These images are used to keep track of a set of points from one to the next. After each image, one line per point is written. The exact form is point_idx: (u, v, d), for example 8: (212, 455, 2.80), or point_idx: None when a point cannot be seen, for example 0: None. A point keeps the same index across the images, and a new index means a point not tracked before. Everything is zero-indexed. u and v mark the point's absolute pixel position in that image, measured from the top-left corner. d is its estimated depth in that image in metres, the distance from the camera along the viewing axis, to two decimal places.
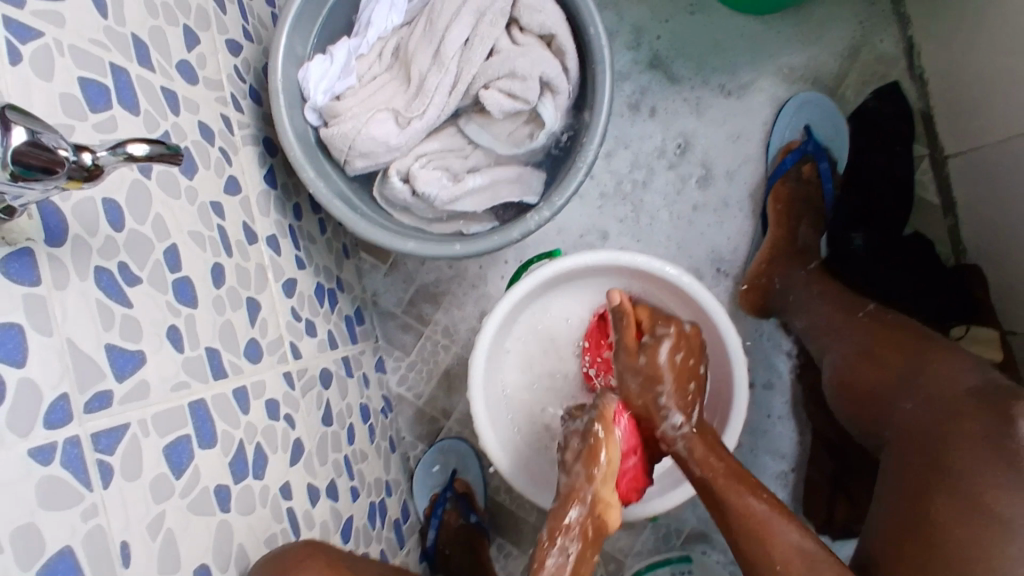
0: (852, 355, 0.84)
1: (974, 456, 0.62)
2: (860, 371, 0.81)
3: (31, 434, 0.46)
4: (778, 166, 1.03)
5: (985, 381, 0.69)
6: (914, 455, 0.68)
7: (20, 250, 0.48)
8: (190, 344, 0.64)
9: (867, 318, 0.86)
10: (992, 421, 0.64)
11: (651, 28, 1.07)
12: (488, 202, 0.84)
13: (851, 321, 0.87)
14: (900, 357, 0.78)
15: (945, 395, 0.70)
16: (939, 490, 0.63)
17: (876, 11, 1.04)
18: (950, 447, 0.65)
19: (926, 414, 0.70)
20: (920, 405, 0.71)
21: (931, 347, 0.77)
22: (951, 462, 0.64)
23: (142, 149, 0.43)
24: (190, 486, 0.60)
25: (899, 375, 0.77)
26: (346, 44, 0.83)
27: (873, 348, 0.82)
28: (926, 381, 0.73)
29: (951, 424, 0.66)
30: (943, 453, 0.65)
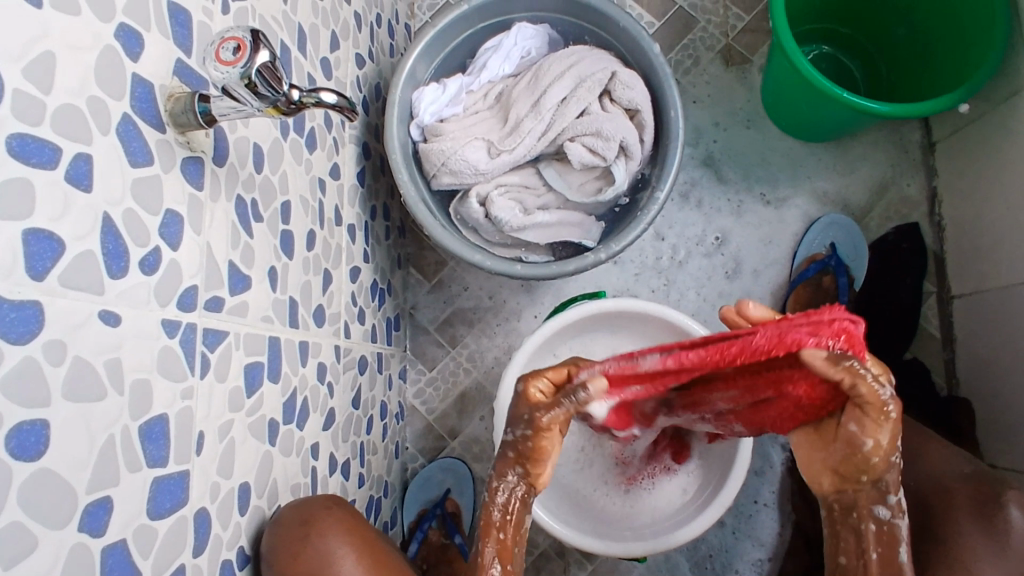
0: None
1: (964, 531, 0.75)
2: None
3: (168, 306, 0.52)
4: (801, 273, 1.13)
5: (975, 468, 0.81)
6: (911, 521, 0.81)
7: (196, 157, 0.56)
8: (281, 287, 0.72)
9: None
10: (980, 502, 0.77)
11: (711, 132, 1.20)
12: (550, 238, 0.94)
13: None
14: (899, 443, 0.90)
15: (939, 479, 0.82)
16: (931, 545, 0.76)
17: (908, 160, 1.18)
18: (942, 517, 0.78)
19: (920, 487, 0.83)
20: (919, 482, 0.84)
21: (929, 439, 0.88)
22: (942, 533, 0.77)
23: (331, 98, 0.53)
24: (255, 408, 0.65)
25: (899, 454, 0.89)
26: (460, 79, 0.96)
27: None
28: (926, 464, 0.85)
29: (947, 496, 0.80)
30: (937, 523, 0.78)
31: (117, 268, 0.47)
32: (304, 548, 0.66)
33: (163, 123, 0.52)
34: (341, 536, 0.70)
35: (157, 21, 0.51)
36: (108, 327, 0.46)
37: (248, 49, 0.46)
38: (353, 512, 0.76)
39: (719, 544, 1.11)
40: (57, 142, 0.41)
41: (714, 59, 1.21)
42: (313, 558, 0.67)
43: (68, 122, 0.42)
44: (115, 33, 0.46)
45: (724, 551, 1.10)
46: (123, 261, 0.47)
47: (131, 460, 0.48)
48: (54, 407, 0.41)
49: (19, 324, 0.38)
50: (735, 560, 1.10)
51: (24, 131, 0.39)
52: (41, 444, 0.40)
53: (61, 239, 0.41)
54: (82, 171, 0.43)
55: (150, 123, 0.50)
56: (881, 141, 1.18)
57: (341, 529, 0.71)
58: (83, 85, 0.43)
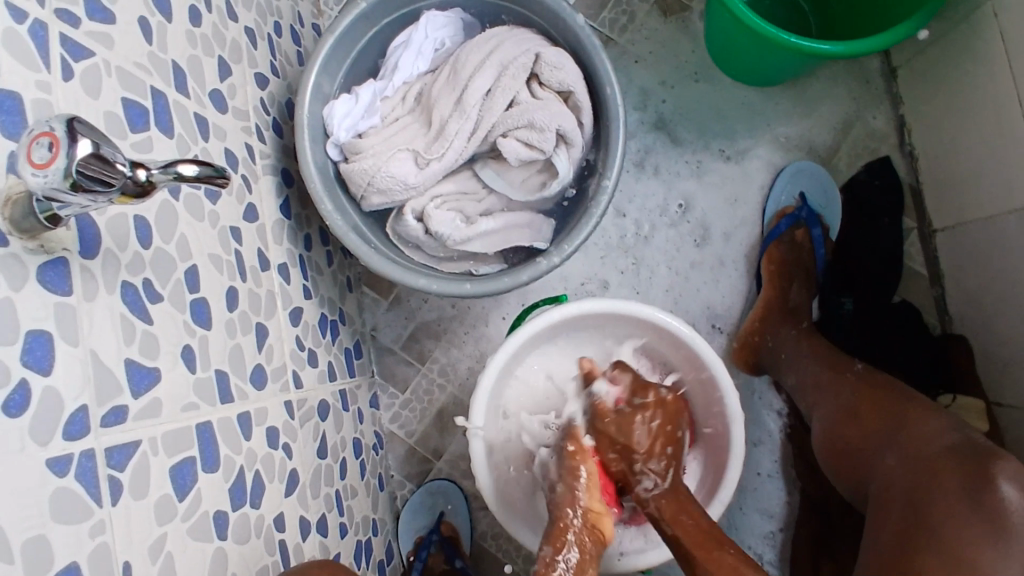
0: (840, 413, 0.86)
1: (958, 518, 0.66)
2: (847, 427, 0.85)
3: (50, 443, 0.45)
4: (772, 230, 1.06)
5: (965, 439, 0.73)
6: (899, 510, 0.72)
7: (56, 259, 0.48)
8: (202, 365, 0.64)
9: (856, 378, 0.88)
10: (968, 481, 0.68)
11: (658, 92, 1.11)
12: (499, 245, 0.86)
13: (840, 379, 0.90)
14: (881, 416, 0.82)
15: (926, 457, 0.73)
16: (922, 540, 0.67)
17: (870, 90, 1.10)
18: (931, 504, 0.69)
19: (907, 468, 0.74)
20: (904, 463, 0.75)
21: (915, 407, 0.80)
22: (933, 523, 0.68)
23: (191, 169, 0.44)
24: (192, 509, 0.59)
25: (883, 430, 0.81)
26: (372, 86, 0.86)
27: (858, 406, 0.85)
28: (910, 440, 0.76)
29: (936, 478, 0.71)
30: (927, 509, 0.69)
31: None
32: None
33: (3, 234, 0.44)
34: None
35: None
36: None
37: (63, 141, 0.38)
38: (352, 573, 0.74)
39: (728, 522, 1.07)
40: None
41: (650, 11, 1.11)
42: None
43: None
44: None
45: (734, 528, 1.06)
46: None
47: None
48: None
49: None
50: (746, 535, 1.06)
51: None
52: None
53: None
54: None
55: None
56: (839, 73, 1.10)
57: None
58: None
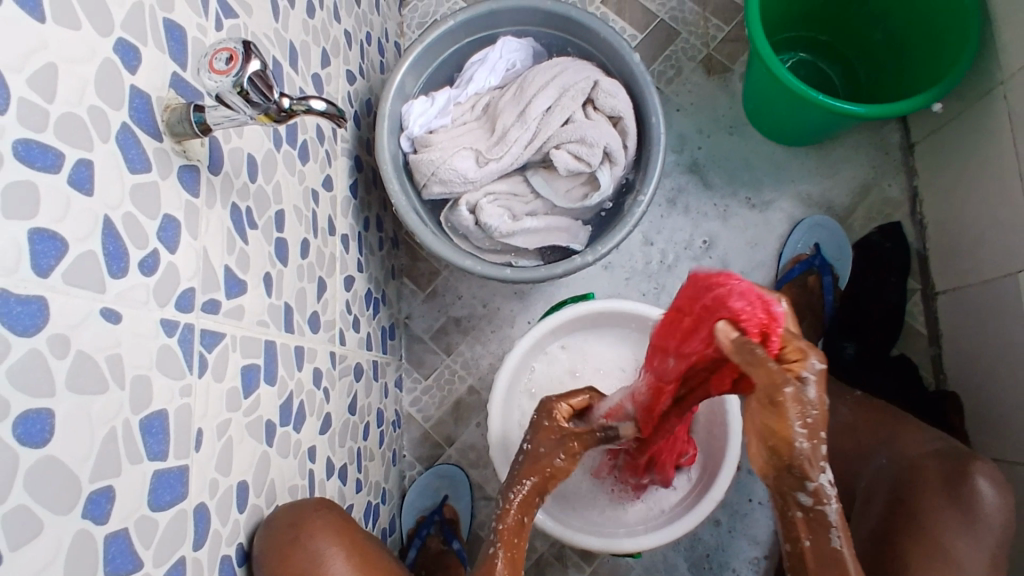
0: (837, 427, 0.96)
1: (936, 509, 0.78)
2: (844, 437, 0.95)
3: (166, 306, 0.54)
4: (787, 273, 1.16)
5: (945, 445, 0.85)
6: (884, 501, 0.84)
7: (192, 167, 0.59)
8: (276, 293, 0.74)
9: (857, 399, 0.97)
10: (950, 478, 0.80)
11: (695, 139, 1.23)
12: (539, 243, 0.96)
13: (841, 400, 0.98)
14: (876, 428, 0.92)
15: (911, 459, 0.85)
16: (908, 529, 0.78)
17: (888, 161, 1.21)
18: (916, 496, 0.81)
19: (893, 467, 0.86)
20: (892, 464, 0.87)
21: (903, 422, 0.90)
22: (917, 512, 0.79)
23: (320, 105, 0.56)
24: (252, 409, 0.67)
25: (873, 441, 0.91)
26: (448, 92, 0.99)
27: (854, 422, 0.95)
28: (899, 447, 0.88)
29: (916, 475, 0.82)
30: (912, 500, 0.81)
31: (117, 268, 0.49)
32: (292, 552, 0.66)
33: (160, 132, 0.54)
34: (328, 540, 0.71)
35: (153, 36, 0.54)
36: (108, 324, 0.47)
37: (240, 58, 0.49)
38: (340, 511, 0.77)
39: (715, 544, 1.11)
40: (59, 148, 0.44)
41: (695, 69, 1.25)
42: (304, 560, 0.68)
43: (69, 129, 0.45)
44: (114, 48, 0.49)
45: (721, 551, 1.11)
46: (123, 262, 0.49)
47: (132, 452, 0.49)
48: (58, 397, 0.43)
49: (24, 317, 0.40)
50: (732, 559, 1.11)
51: (27, 136, 0.41)
52: (46, 433, 0.42)
53: (63, 238, 0.44)
54: (83, 175, 0.46)
55: (147, 131, 0.53)
56: (862, 143, 1.21)
57: (330, 532, 0.72)
58: (83, 94, 0.46)
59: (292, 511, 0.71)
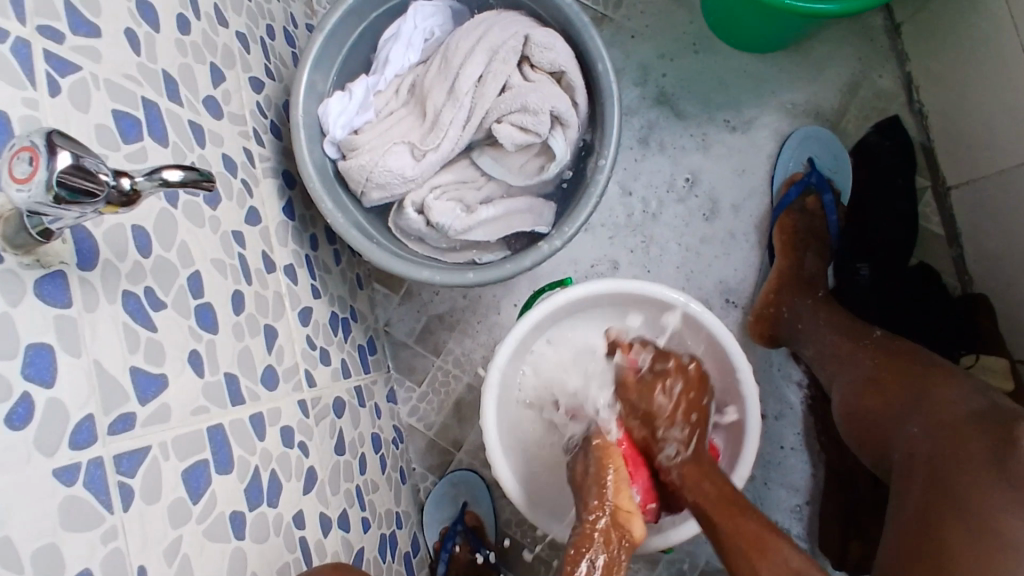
0: (857, 386, 0.85)
1: (982, 486, 0.65)
2: (865, 399, 0.83)
3: (57, 453, 0.46)
4: (783, 199, 1.04)
5: (989, 405, 0.72)
6: (922, 482, 0.71)
7: (54, 273, 0.49)
8: (210, 369, 0.65)
9: (872, 345, 0.87)
10: (994, 447, 0.66)
11: (658, 66, 1.09)
12: (501, 232, 0.86)
13: (859, 348, 0.88)
14: (900, 384, 0.80)
15: (950, 424, 0.72)
16: (947, 516, 0.66)
17: (877, 47, 1.06)
18: (957, 473, 0.67)
19: (929, 436, 0.73)
20: (926, 431, 0.74)
21: (933, 374, 0.78)
22: (959, 492, 0.66)
23: (176, 175, 0.45)
24: (207, 511, 0.59)
25: (899, 403, 0.79)
26: (365, 81, 0.86)
27: (875, 377, 0.83)
28: (932, 407, 0.75)
29: (957, 446, 0.69)
30: (954, 480, 0.67)
31: None
32: None
33: None
34: None
35: None
36: None
37: (42, 154, 0.38)
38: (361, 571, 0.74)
39: (753, 498, 1.06)
40: None
41: None
42: None
43: None
44: None
45: (760, 504, 1.06)
46: None
47: None
48: None
49: None
50: (773, 510, 1.05)
51: None
52: None
53: None
54: None
55: None
56: (844, 33, 1.07)
57: None
58: None
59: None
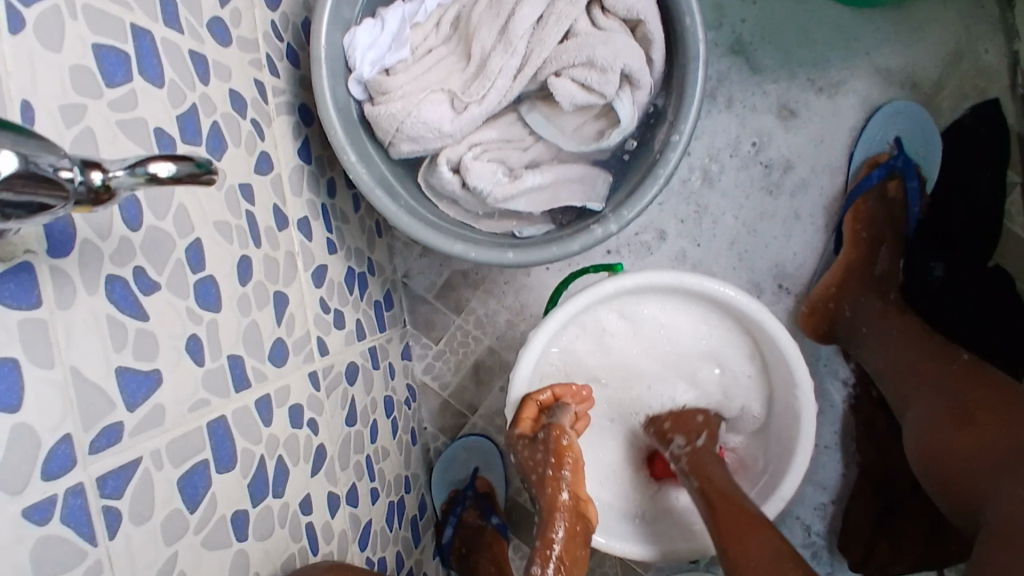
0: (943, 412, 0.71)
1: None
2: (956, 434, 0.68)
3: (26, 490, 0.38)
4: (862, 182, 0.91)
5: None
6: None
7: (18, 266, 0.40)
8: (212, 354, 0.57)
9: (962, 368, 0.74)
10: None
11: (737, 8, 0.94)
12: (546, 203, 0.75)
13: (946, 370, 0.75)
14: (1002, 426, 0.65)
15: None
16: None
17: (999, 9, 0.90)
18: None
19: None
20: None
21: None
22: None
23: (165, 169, 0.34)
24: (206, 518, 0.53)
25: (1004, 446, 0.63)
26: (400, 9, 0.73)
27: (970, 408, 0.69)
28: None
29: None
30: None
31: None
32: None
33: None
34: None
35: None
36: None
37: None
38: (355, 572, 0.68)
39: None
40: None
41: None
42: None
43: None
44: None
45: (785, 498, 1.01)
46: None
47: None
48: None
49: None
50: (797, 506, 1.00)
51: None
52: None
53: None
54: None
55: None
56: None
57: None
58: None
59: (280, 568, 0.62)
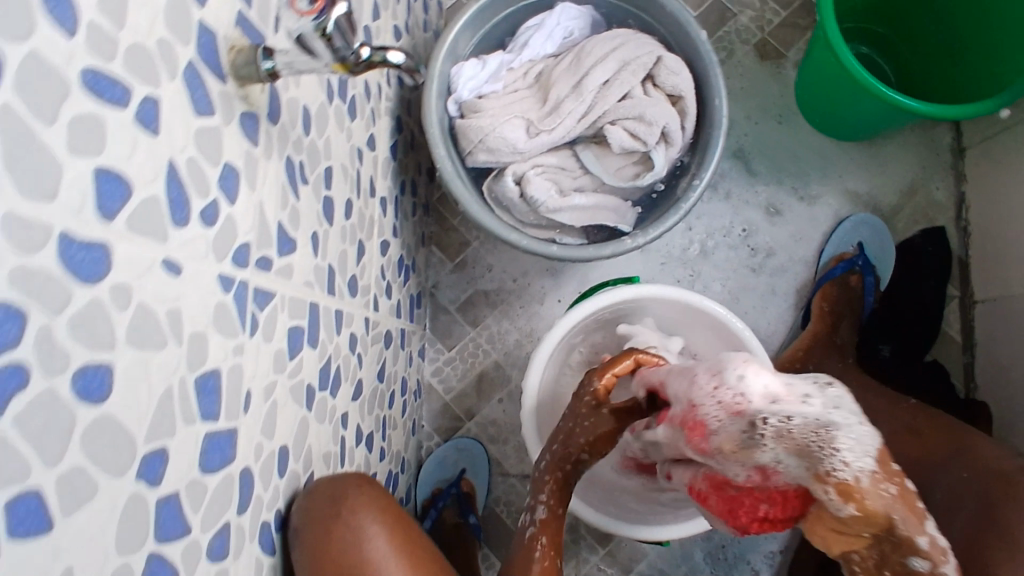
0: (895, 432, 0.93)
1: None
2: (905, 446, 0.91)
3: (225, 260, 0.51)
4: (828, 272, 1.13)
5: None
6: (969, 510, 0.78)
7: (252, 114, 0.55)
8: (321, 254, 0.71)
9: (913, 406, 0.96)
10: None
11: (742, 125, 1.20)
12: (586, 221, 0.94)
13: (898, 406, 0.96)
14: (938, 440, 0.89)
15: (993, 470, 0.80)
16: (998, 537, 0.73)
17: (938, 162, 1.18)
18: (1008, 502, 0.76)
19: (975, 480, 0.81)
20: (971, 475, 0.82)
21: (967, 436, 0.88)
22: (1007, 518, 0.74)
23: (396, 58, 0.54)
24: (296, 372, 0.65)
25: (942, 450, 0.87)
26: (501, 57, 0.95)
27: (917, 429, 0.92)
28: (970, 458, 0.84)
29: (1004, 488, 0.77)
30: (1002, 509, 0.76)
31: (180, 216, 0.46)
32: (334, 527, 0.62)
33: (225, 75, 0.51)
34: (371, 518, 0.67)
35: None
36: (171, 276, 0.45)
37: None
38: (381, 489, 0.73)
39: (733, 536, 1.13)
40: (128, 82, 0.40)
41: (748, 52, 1.20)
42: (347, 533, 0.64)
43: (138, 63, 0.41)
44: None
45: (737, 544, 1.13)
46: (186, 210, 0.46)
47: (187, 412, 0.47)
48: (119, 351, 0.40)
49: (87, 264, 0.37)
50: (748, 552, 1.13)
51: (95, 65, 0.37)
52: (105, 387, 0.39)
53: (129, 180, 0.40)
54: (150, 114, 0.42)
55: (215, 72, 0.49)
56: (914, 141, 1.18)
57: (372, 507, 0.68)
58: (154, 26, 0.42)
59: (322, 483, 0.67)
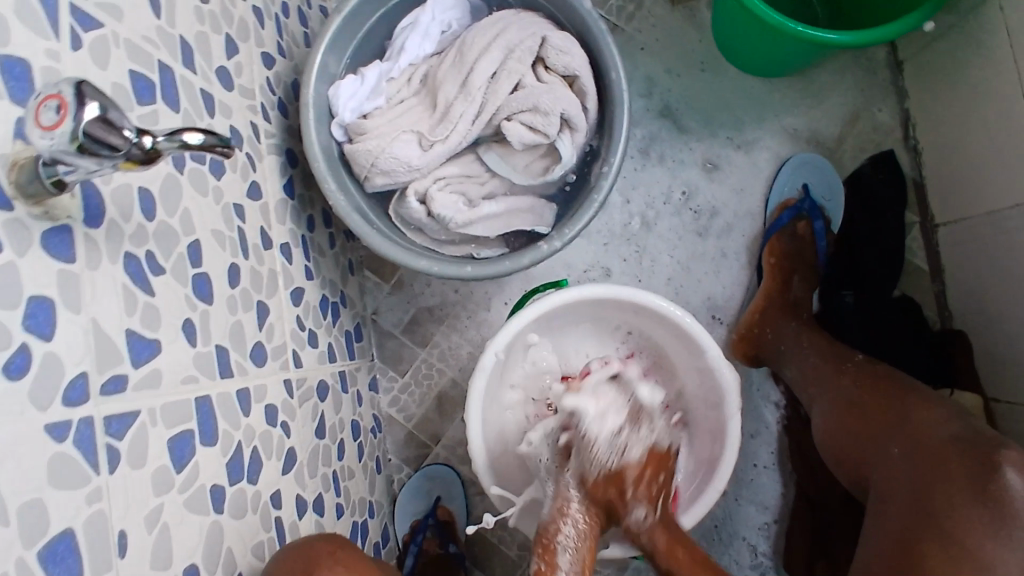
0: (840, 406, 0.88)
1: (959, 506, 0.69)
2: (848, 420, 0.86)
3: (51, 407, 0.45)
4: (775, 222, 1.06)
5: (967, 429, 0.75)
6: (902, 498, 0.75)
7: (61, 227, 0.48)
8: (203, 339, 0.65)
9: (855, 368, 0.91)
10: (977, 472, 0.70)
11: (664, 80, 1.11)
12: (502, 228, 0.87)
13: (842, 372, 0.91)
14: (883, 408, 0.84)
15: (928, 445, 0.76)
16: (931, 531, 0.70)
17: (877, 81, 1.09)
18: (938, 492, 0.71)
19: (908, 459, 0.77)
20: (905, 452, 0.77)
21: (913, 399, 0.82)
22: (937, 508, 0.70)
23: (196, 138, 0.43)
24: (189, 481, 0.59)
25: (882, 421, 0.83)
26: (378, 67, 0.86)
27: (857, 398, 0.87)
28: (910, 430, 0.79)
29: (938, 468, 0.73)
30: (932, 497, 0.71)
31: None
32: None
33: (8, 198, 0.44)
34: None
35: None
36: None
37: (71, 105, 0.38)
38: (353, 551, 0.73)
39: (724, 513, 1.09)
40: None
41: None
42: None
43: None
44: None
45: (730, 520, 1.08)
46: None
47: None
48: None
49: None
50: (741, 527, 1.08)
51: None
52: None
53: None
54: None
55: None
56: (848, 63, 1.10)
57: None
58: None
59: (298, 547, 0.68)
